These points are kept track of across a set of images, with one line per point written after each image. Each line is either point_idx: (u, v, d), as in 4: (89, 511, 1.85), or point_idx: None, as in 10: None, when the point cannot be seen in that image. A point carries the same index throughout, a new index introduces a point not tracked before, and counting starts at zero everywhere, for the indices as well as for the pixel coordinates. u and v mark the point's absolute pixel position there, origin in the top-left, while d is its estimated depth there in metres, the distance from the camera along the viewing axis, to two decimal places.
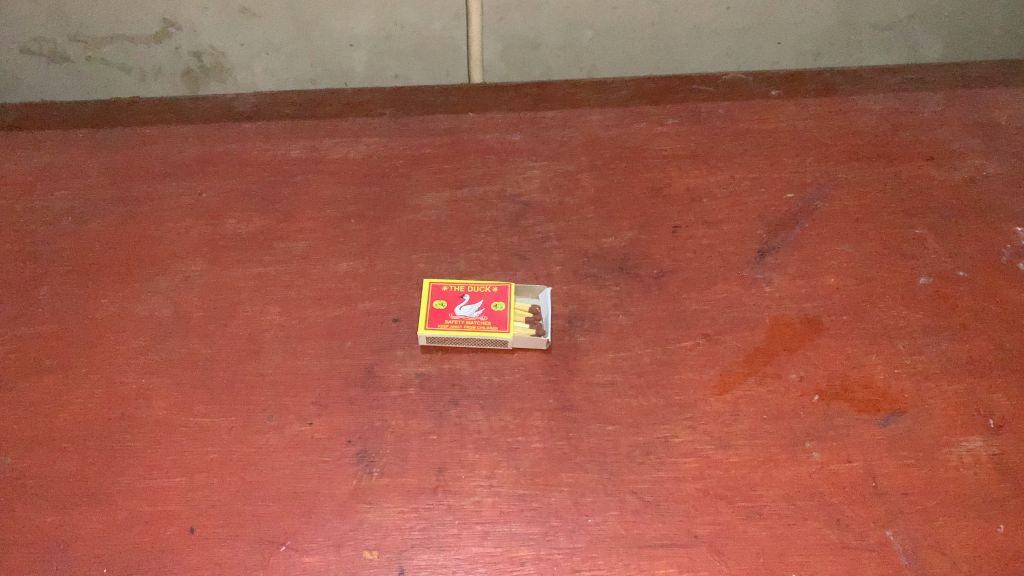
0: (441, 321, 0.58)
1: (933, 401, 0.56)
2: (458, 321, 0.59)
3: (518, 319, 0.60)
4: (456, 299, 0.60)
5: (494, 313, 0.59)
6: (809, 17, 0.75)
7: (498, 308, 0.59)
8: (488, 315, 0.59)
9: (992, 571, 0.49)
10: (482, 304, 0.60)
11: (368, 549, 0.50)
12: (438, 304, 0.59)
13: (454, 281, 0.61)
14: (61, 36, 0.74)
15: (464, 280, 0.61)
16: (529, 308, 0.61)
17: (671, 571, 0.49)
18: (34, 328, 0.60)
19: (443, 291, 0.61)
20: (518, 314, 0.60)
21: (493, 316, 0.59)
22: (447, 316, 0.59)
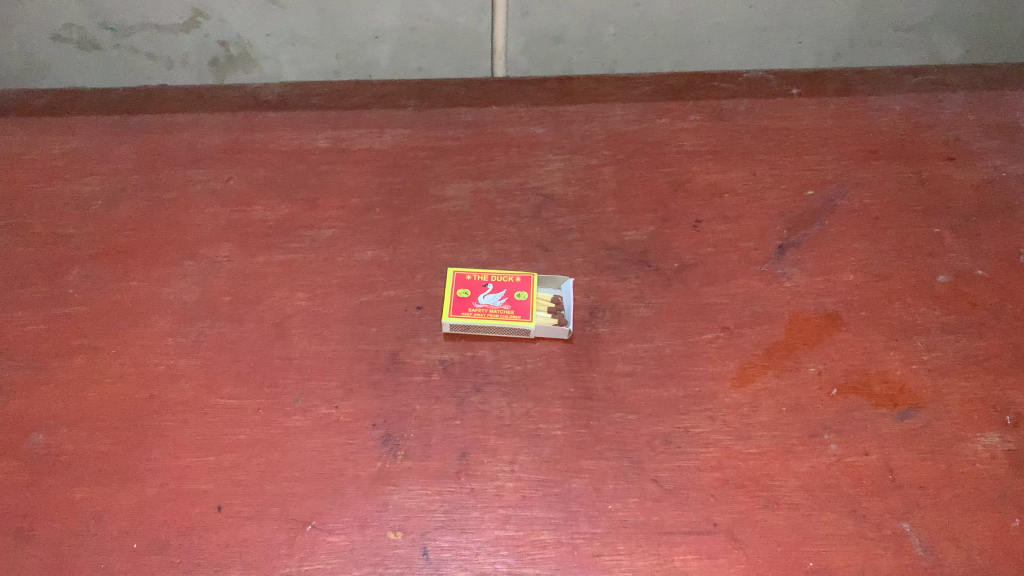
0: (465, 310, 0.59)
1: (951, 397, 0.56)
2: (482, 310, 0.59)
3: (541, 309, 0.61)
4: (480, 288, 0.61)
5: (517, 303, 0.60)
6: (834, 15, 0.75)
7: (521, 298, 0.60)
8: (511, 305, 0.60)
9: (1006, 564, 0.50)
10: (505, 294, 0.60)
11: (392, 530, 0.51)
12: (462, 293, 0.60)
13: (477, 270, 0.62)
14: (91, 22, 0.74)
15: (487, 269, 0.62)
16: (552, 299, 0.62)
17: (690, 558, 0.50)
18: (64, 309, 0.61)
19: (466, 279, 0.61)
20: (540, 304, 0.61)
21: (516, 306, 0.60)
22: (470, 305, 0.59)
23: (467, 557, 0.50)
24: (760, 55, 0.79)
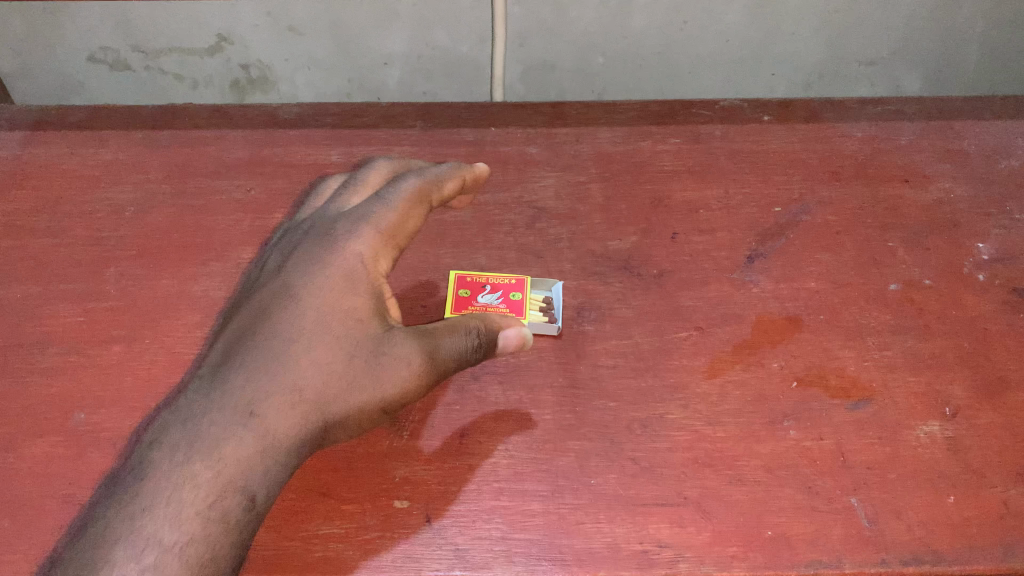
0: (464, 308, 0.67)
1: (897, 390, 0.63)
2: (480, 307, 0.67)
3: (533, 307, 0.68)
4: (479, 289, 0.68)
5: (511, 303, 0.67)
6: (795, 52, 0.97)
7: (515, 297, 0.68)
8: (506, 304, 0.67)
9: (942, 534, 0.56)
10: (500, 294, 0.68)
11: (399, 499, 0.57)
12: (462, 293, 0.68)
13: (477, 273, 0.69)
14: (125, 47, 0.94)
15: (486, 272, 0.70)
16: (543, 299, 0.69)
17: (662, 526, 0.56)
18: (102, 303, 0.68)
19: (468, 281, 0.69)
20: (533, 303, 0.68)
21: (510, 305, 0.67)
22: (469, 304, 0.67)
23: (465, 523, 0.56)
24: (727, 87, 1.02)
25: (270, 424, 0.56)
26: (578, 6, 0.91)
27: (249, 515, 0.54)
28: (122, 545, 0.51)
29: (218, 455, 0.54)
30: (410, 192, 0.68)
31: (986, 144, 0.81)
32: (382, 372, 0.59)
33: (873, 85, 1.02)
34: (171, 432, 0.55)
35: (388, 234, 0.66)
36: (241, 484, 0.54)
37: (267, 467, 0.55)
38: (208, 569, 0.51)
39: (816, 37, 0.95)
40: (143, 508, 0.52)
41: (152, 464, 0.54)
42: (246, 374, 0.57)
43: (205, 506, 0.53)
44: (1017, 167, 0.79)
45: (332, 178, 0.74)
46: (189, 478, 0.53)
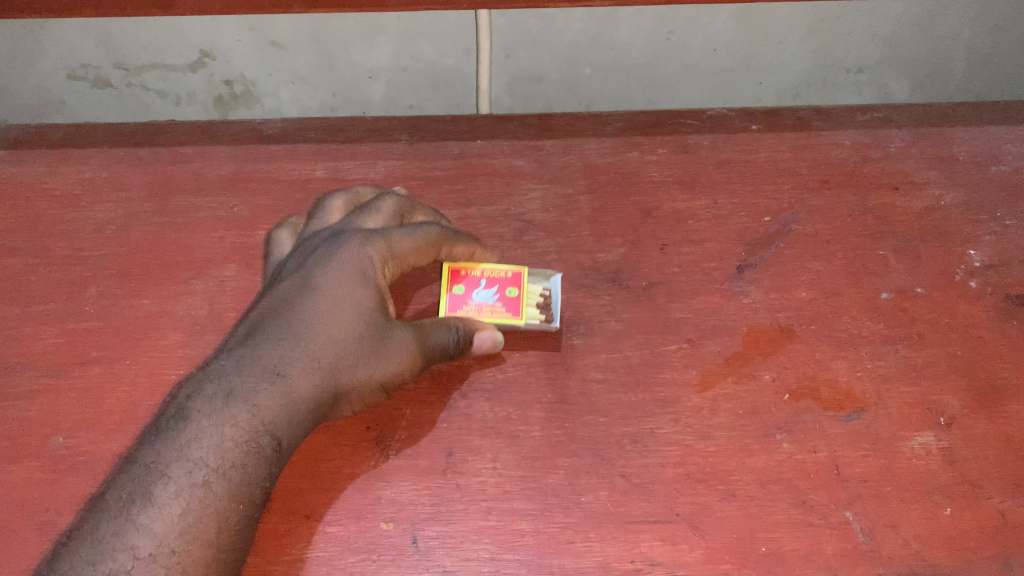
0: (459, 307, 0.65)
1: (891, 400, 0.62)
2: (476, 307, 0.65)
3: (531, 302, 0.66)
4: (474, 284, 0.66)
5: (508, 300, 0.65)
6: (782, 62, 0.97)
7: (512, 294, 0.65)
8: (503, 301, 0.65)
9: (937, 547, 0.55)
10: (497, 290, 0.65)
11: (385, 521, 0.56)
12: (457, 290, 0.66)
13: (474, 264, 0.66)
14: (106, 63, 0.94)
15: (483, 262, 0.66)
16: (542, 293, 0.67)
17: (655, 543, 0.55)
18: (80, 324, 0.66)
19: (462, 274, 0.66)
20: (531, 297, 0.66)
21: (507, 302, 0.65)
22: (465, 302, 0.65)
23: (454, 544, 0.55)
24: (714, 96, 1.01)
25: (302, 379, 0.56)
26: (563, 16, 0.91)
27: (281, 459, 0.54)
28: (169, 467, 0.51)
29: (256, 399, 0.54)
30: (426, 237, 0.63)
31: (976, 149, 0.81)
32: (388, 353, 0.59)
33: (860, 93, 1.02)
34: (211, 376, 0.55)
35: (394, 258, 0.62)
36: (277, 426, 0.54)
37: (298, 416, 0.55)
38: (246, 496, 0.52)
39: (803, 45, 0.95)
40: (191, 436, 0.52)
41: (194, 402, 0.54)
42: (277, 336, 0.57)
43: (246, 441, 0.52)
44: (1007, 172, 0.79)
45: (340, 195, 0.69)
46: (233, 415, 0.53)
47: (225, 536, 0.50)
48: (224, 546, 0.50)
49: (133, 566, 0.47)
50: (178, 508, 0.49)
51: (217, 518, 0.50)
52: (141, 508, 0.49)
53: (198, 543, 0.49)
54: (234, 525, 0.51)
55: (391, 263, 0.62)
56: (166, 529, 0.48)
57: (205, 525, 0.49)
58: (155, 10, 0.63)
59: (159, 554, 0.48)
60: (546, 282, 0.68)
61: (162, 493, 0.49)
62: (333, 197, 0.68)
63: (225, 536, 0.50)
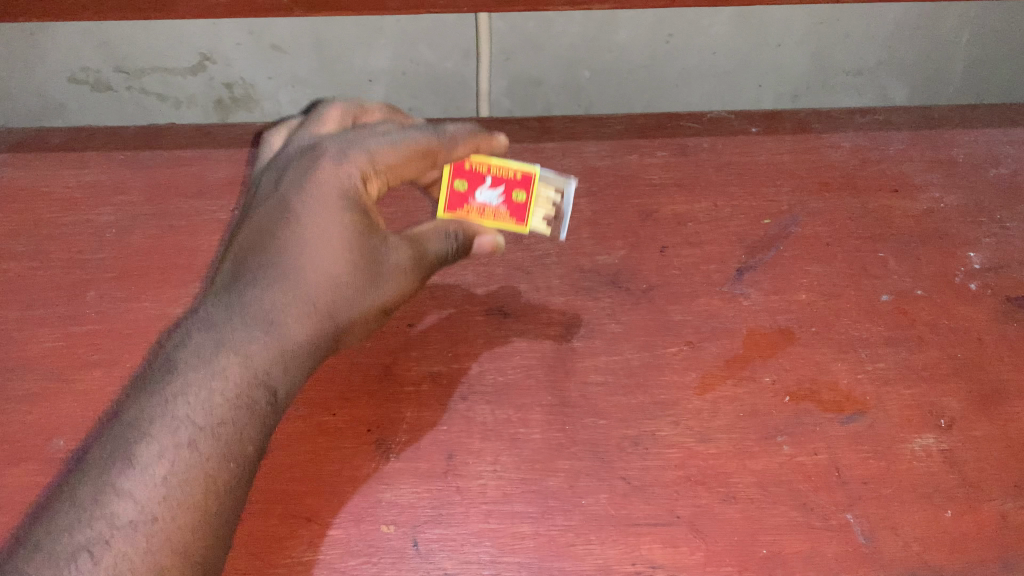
0: (460, 205, 0.63)
1: (892, 403, 0.62)
2: (478, 207, 0.62)
3: (539, 205, 0.62)
4: (479, 181, 0.62)
5: (513, 204, 0.62)
6: (781, 65, 0.97)
7: (519, 199, 0.62)
8: (507, 205, 0.62)
9: (941, 549, 0.55)
10: (503, 192, 0.62)
11: (386, 524, 0.56)
12: (460, 186, 0.62)
13: (480, 160, 0.61)
14: (106, 67, 0.94)
15: (492, 157, 0.62)
16: (553, 194, 0.63)
17: (655, 546, 0.55)
18: (80, 327, 0.66)
19: (466, 169, 0.62)
20: (540, 198, 0.62)
21: (512, 207, 0.62)
22: (466, 201, 0.62)
23: (454, 547, 0.55)
24: (712, 99, 1.01)
25: (290, 328, 0.55)
26: (563, 20, 0.91)
27: (270, 411, 0.53)
28: (152, 425, 0.49)
29: (243, 351, 0.53)
30: (414, 145, 0.59)
31: (975, 152, 0.81)
32: (383, 281, 0.59)
33: (860, 95, 1.02)
34: (195, 328, 0.54)
35: (382, 170, 0.59)
36: (265, 379, 0.53)
37: (286, 366, 0.54)
38: (234, 453, 0.51)
39: (803, 48, 0.95)
40: (174, 391, 0.50)
41: (178, 356, 0.52)
42: (261, 283, 0.56)
43: (234, 396, 0.51)
44: (1006, 174, 0.79)
45: (336, 104, 0.65)
46: (222, 369, 0.52)
47: (213, 498, 0.49)
48: (212, 509, 0.49)
49: (114, 535, 0.45)
50: (161, 470, 0.48)
51: (205, 480, 0.49)
52: (122, 471, 0.47)
53: (183, 507, 0.48)
54: (223, 485, 0.50)
55: (378, 176, 0.59)
56: (149, 493, 0.47)
57: (191, 487, 0.48)
58: (155, 13, 0.63)
59: (142, 521, 0.46)
60: (561, 186, 0.63)
61: (144, 454, 0.48)
62: (329, 106, 0.65)
63: (214, 498, 0.49)
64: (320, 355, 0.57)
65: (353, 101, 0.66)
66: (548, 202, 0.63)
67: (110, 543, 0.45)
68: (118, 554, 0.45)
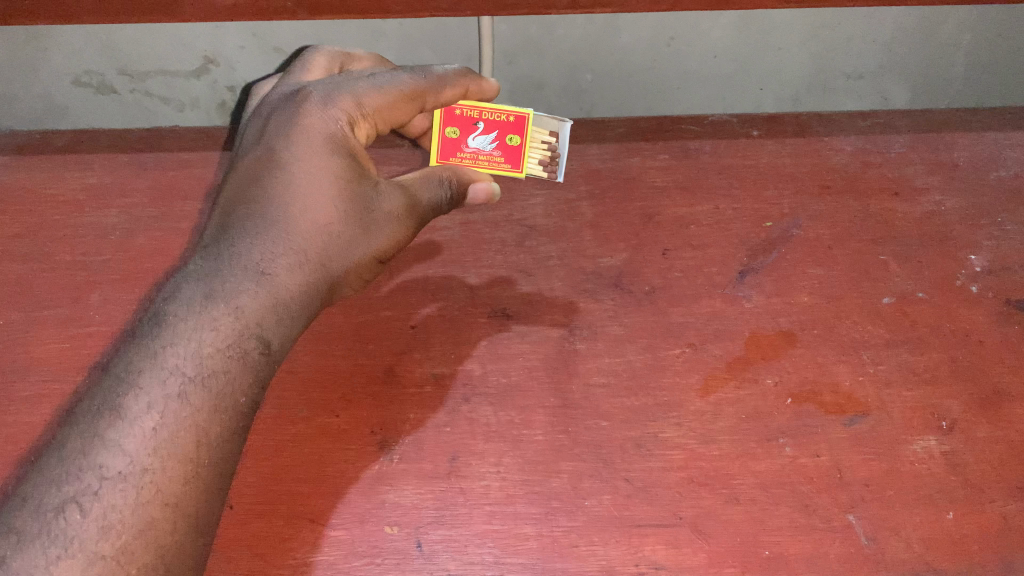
0: (454, 153, 0.68)
1: (893, 404, 0.62)
2: (471, 153, 0.68)
3: (532, 148, 0.67)
4: (470, 128, 0.67)
5: (506, 147, 0.67)
6: (782, 68, 0.98)
7: (512, 143, 0.67)
8: (501, 149, 0.67)
9: (945, 550, 0.54)
10: (495, 136, 0.67)
11: (389, 525, 0.56)
12: (452, 134, 0.67)
13: (470, 106, 0.66)
14: (110, 69, 0.94)
15: (482, 102, 0.66)
16: (545, 138, 0.68)
17: (658, 547, 0.55)
18: (83, 327, 0.66)
19: (457, 115, 0.67)
20: (532, 142, 0.67)
21: (505, 151, 0.67)
22: (460, 148, 0.68)
23: (457, 548, 0.55)
24: (715, 102, 1.02)
25: (281, 277, 0.55)
26: (564, 24, 0.91)
27: (263, 362, 0.53)
28: (141, 376, 0.48)
29: (235, 303, 0.53)
30: (399, 89, 0.63)
31: (976, 155, 0.82)
32: (375, 228, 0.61)
33: (860, 98, 1.02)
34: (185, 283, 0.53)
35: (369, 114, 0.63)
36: (257, 330, 0.53)
37: (278, 317, 0.55)
38: (226, 405, 0.50)
39: (804, 51, 0.96)
40: (164, 343, 0.50)
41: (166, 309, 0.52)
42: (252, 235, 0.56)
43: (226, 347, 0.51)
44: (1007, 177, 0.79)
45: (322, 53, 0.70)
46: (213, 319, 0.52)
47: (205, 449, 0.48)
48: (205, 460, 0.48)
49: (103, 485, 0.44)
50: (152, 420, 0.47)
51: (195, 432, 0.48)
52: (111, 423, 0.46)
53: (175, 457, 0.47)
54: (214, 436, 0.49)
55: (366, 120, 0.63)
56: (139, 444, 0.46)
57: (183, 438, 0.47)
58: (160, 16, 0.64)
59: (133, 471, 0.45)
60: (556, 128, 0.68)
61: (133, 406, 0.47)
62: (317, 55, 0.70)
63: (205, 448, 0.48)
64: (312, 306, 0.58)
65: (345, 61, 0.71)
66: (541, 145, 0.68)
67: (99, 494, 0.44)
68: (107, 505, 0.44)
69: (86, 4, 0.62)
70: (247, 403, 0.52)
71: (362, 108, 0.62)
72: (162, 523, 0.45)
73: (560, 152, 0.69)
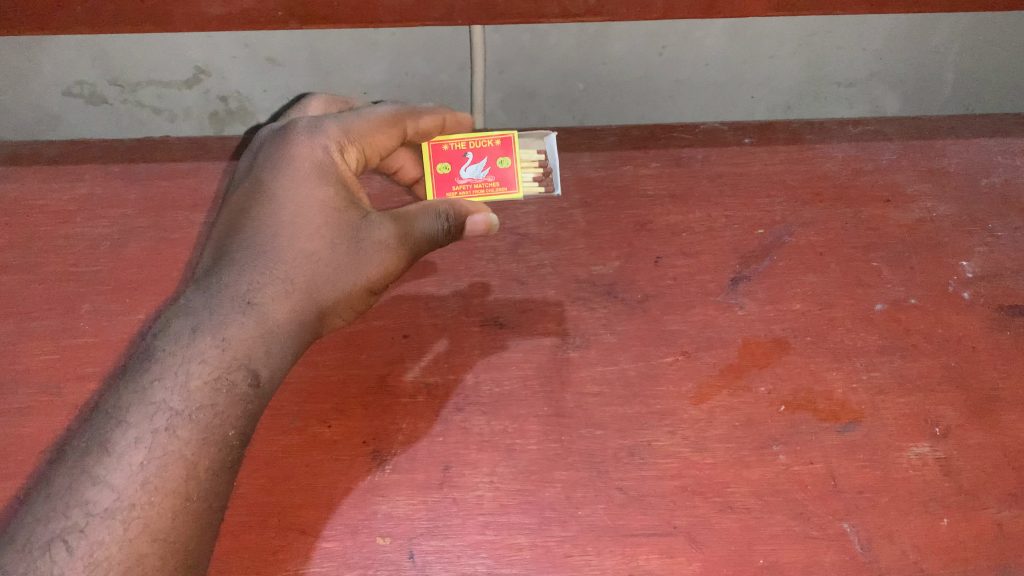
0: (450, 187, 0.68)
1: (887, 412, 0.62)
2: (466, 184, 0.68)
3: (527, 171, 0.70)
4: (461, 159, 0.67)
5: (499, 171, 0.67)
6: (774, 77, 0.98)
7: (503, 165, 0.67)
8: (495, 174, 0.67)
9: (939, 558, 0.54)
10: (487, 163, 0.67)
11: (382, 536, 0.56)
12: (443, 169, 0.68)
13: (455, 139, 0.67)
14: (101, 80, 0.94)
15: (465, 134, 0.68)
16: (536, 160, 0.70)
17: (652, 556, 0.55)
18: (73, 340, 0.66)
19: (445, 151, 0.67)
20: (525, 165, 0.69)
21: (499, 175, 0.67)
22: (454, 181, 0.68)
23: (451, 560, 0.55)
24: (707, 109, 1.03)
25: (268, 310, 0.57)
26: (557, 33, 0.91)
27: (252, 393, 0.54)
28: (130, 412, 0.50)
29: (222, 335, 0.54)
30: (383, 117, 0.65)
31: (966, 162, 0.82)
32: (366, 257, 0.61)
33: (852, 106, 1.03)
34: (175, 317, 0.55)
35: (356, 140, 0.63)
36: (246, 362, 0.54)
37: (267, 348, 0.56)
38: (215, 438, 0.51)
39: (795, 59, 0.96)
40: (152, 378, 0.51)
41: (156, 344, 0.53)
42: (241, 268, 0.58)
43: (214, 379, 0.53)
44: (998, 183, 0.79)
45: (318, 99, 0.71)
46: (201, 353, 0.53)
47: (193, 483, 0.50)
48: (193, 494, 0.50)
49: (90, 522, 0.46)
50: (138, 456, 0.49)
51: (183, 466, 0.49)
52: (99, 460, 0.48)
53: (162, 492, 0.48)
54: (203, 470, 0.50)
55: (354, 146, 0.63)
56: (126, 480, 0.48)
57: (170, 473, 0.49)
58: (151, 26, 0.64)
59: (119, 507, 0.47)
60: (541, 144, 0.71)
61: (120, 442, 0.49)
62: (311, 100, 0.71)
63: (193, 481, 0.50)
64: (304, 335, 0.59)
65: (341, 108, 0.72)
66: (532, 163, 0.70)
67: (85, 531, 0.46)
68: (93, 541, 0.46)
69: (76, 16, 0.62)
70: (236, 435, 0.53)
71: (350, 135, 0.63)
72: (150, 558, 0.47)
73: (549, 165, 0.71)
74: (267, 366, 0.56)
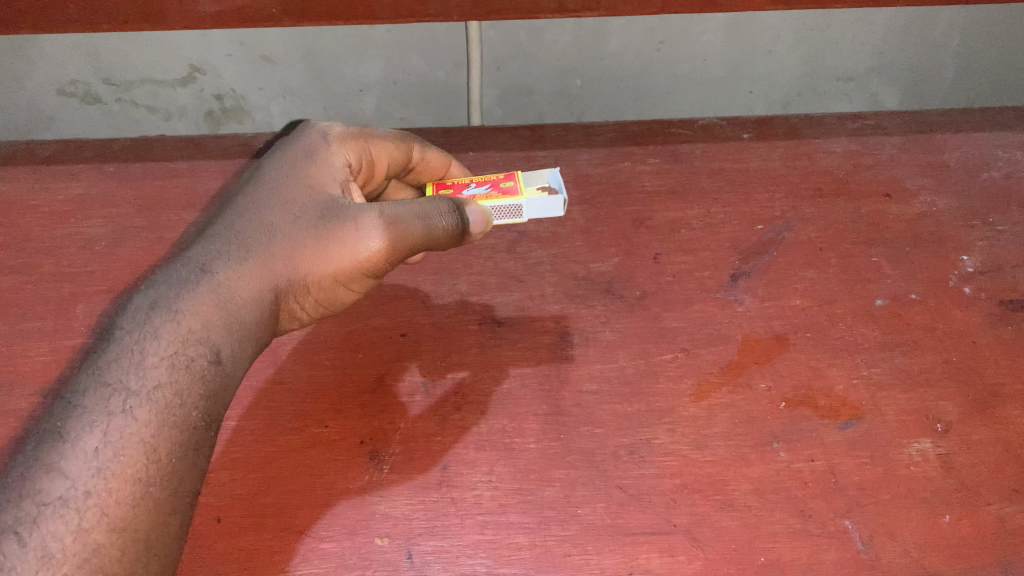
0: None
1: (888, 408, 0.62)
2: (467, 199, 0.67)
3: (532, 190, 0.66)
4: (464, 187, 0.69)
5: (500, 187, 0.66)
6: (771, 73, 0.98)
7: (505, 185, 0.67)
8: (495, 189, 0.66)
9: (944, 555, 0.54)
10: (488, 185, 0.67)
11: (380, 536, 0.55)
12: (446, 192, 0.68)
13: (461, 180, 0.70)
14: (95, 79, 0.94)
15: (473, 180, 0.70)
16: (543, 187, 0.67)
17: (652, 555, 0.54)
18: (69, 340, 0.65)
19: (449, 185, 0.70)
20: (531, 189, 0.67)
21: (499, 189, 0.66)
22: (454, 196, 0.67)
23: (449, 560, 0.54)
24: (705, 106, 1.02)
25: (230, 289, 0.56)
26: (553, 29, 0.91)
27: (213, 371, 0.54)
28: (86, 397, 0.50)
29: (179, 311, 0.54)
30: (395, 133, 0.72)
31: (966, 155, 0.82)
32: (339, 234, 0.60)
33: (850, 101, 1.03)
34: (133, 303, 0.55)
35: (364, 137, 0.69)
36: (205, 336, 0.54)
37: (228, 324, 0.56)
38: (176, 418, 0.51)
39: (793, 55, 0.96)
40: (108, 361, 0.51)
41: (114, 331, 0.54)
42: (205, 255, 0.58)
43: (171, 357, 0.52)
44: (999, 177, 0.79)
45: None
46: (156, 331, 0.53)
47: (155, 466, 0.49)
48: (154, 479, 0.49)
49: (42, 512, 0.45)
50: (95, 440, 0.48)
51: (142, 449, 0.49)
52: (54, 449, 0.47)
53: (120, 477, 0.47)
54: (164, 452, 0.50)
55: (362, 141, 0.69)
56: (81, 469, 0.47)
57: (127, 458, 0.48)
58: (145, 25, 0.63)
59: (74, 495, 0.46)
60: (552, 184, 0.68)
61: (75, 428, 0.48)
62: None
63: (152, 465, 0.49)
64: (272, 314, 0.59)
65: None
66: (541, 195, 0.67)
67: (38, 522, 0.45)
68: (46, 533, 0.44)
69: (70, 15, 0.62)
70: (198, 411, 0.52)
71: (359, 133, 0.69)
72: (109, 548, 0.46)
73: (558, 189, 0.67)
74: (229, 341, 0.55)
